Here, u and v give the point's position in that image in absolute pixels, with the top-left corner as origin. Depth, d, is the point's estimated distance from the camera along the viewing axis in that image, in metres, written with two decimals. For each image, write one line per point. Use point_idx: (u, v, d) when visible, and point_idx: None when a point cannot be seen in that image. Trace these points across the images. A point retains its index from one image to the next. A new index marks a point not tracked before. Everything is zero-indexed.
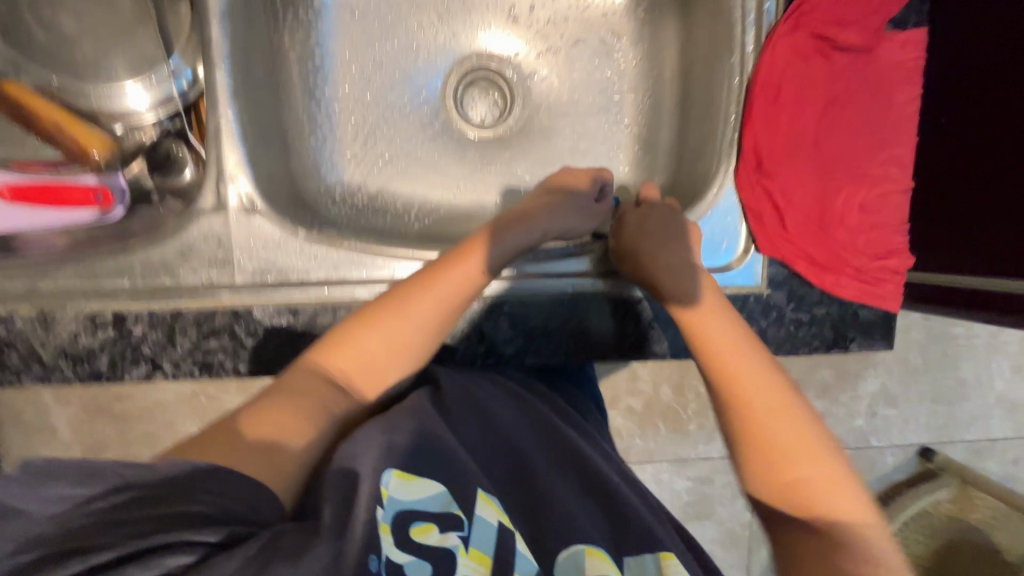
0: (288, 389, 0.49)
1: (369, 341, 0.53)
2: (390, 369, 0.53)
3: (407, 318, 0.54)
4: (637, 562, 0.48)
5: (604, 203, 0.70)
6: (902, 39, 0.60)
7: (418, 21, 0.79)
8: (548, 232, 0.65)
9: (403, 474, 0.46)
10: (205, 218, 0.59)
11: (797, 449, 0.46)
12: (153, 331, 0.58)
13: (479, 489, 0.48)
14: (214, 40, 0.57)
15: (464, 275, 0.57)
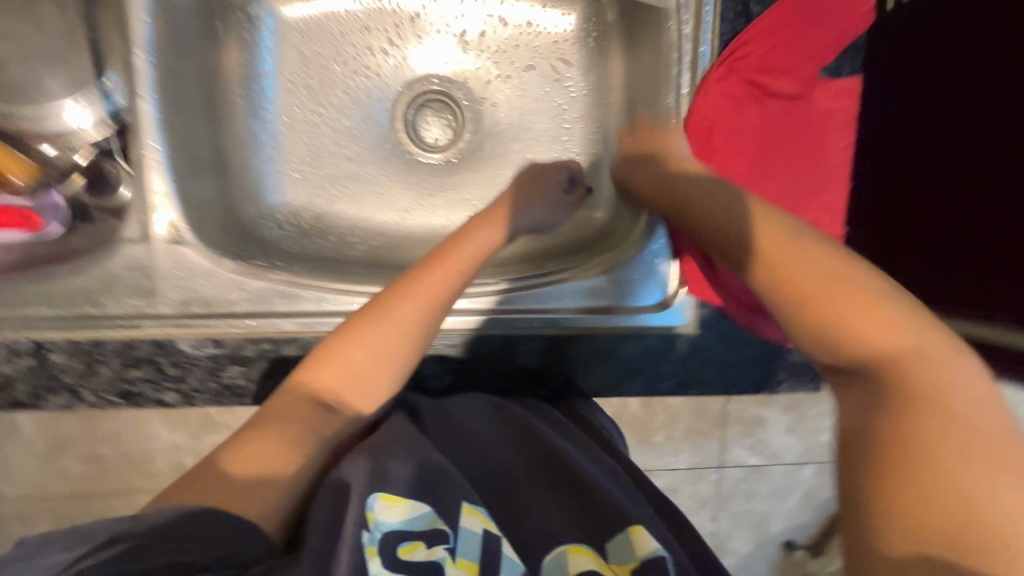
0: (276, 413, 0.48)
1: (353, 355, 0.51)
2: (377, 382, 0.51)
3: (392, 327, 0.51)
4: (614, 548, 0.47)
5: (578, 194, 0.69)
6: (836, 89, 0.60)
7: (367, 43, 0.77)
8: (521, 226, 0.64)
9: (389, 496, 0.45)
10: (129, 247, 0.58)
11: (851, 319, 0.38)
12: (71, 361, 0.58)
13: (464, 501, 0.48)
14: (138, 68, 0.58)
15: (447, 272, 0.55)
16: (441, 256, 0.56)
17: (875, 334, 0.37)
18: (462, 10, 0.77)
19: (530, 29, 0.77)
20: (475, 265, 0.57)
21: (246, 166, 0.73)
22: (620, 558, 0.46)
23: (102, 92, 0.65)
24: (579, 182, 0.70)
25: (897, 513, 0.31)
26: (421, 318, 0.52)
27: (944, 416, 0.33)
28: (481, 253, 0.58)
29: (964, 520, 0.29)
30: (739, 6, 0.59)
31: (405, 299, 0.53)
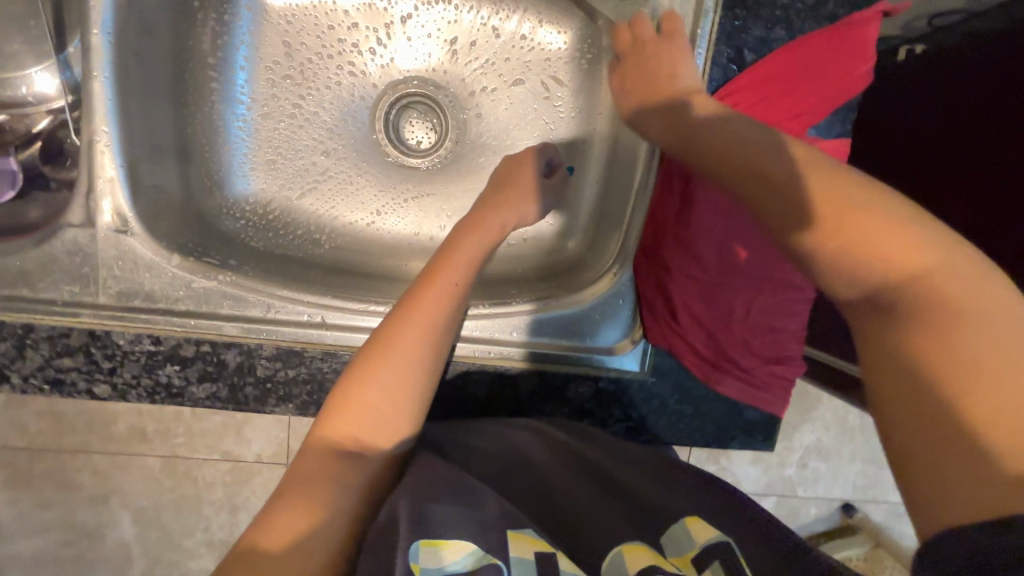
0: (303, 475, 0.46)
1: (368, 394, 0.50)
2: (399, 412, 0.50)
3: (404, 356, 0.51)
4: (674, 541, 0.45)
5: (559, 176, 0.67)
6: (823, 148, 0.57)
7: (352, 38, 0.73)
8: (509, 224, 0.62)
9: (429, 541, 0.39)
10: (71, 231, 0.56)
11: (862, 243, 0.38)
12: (2, 342, 0.56)
13: (507, 530, 0.42)
14: (93, 46, 0.55)
15: (445, 289, 0.54)
16: (435, 273, 0.55)
17: (901, 259, 0.36)
18: (456, 16, 0.74)
19: (523, 42, 0.74)
20: (473, 274, 0.56)
21: (207, 152, 0.69)
22: (680, 551, 0.44)
23: (64, 62, 0.62)
24: (558, 168, 0.68)
25: (926, 434, 0.32)
26: (429, 340, 0.52)
27: (962, 329, 0.33)
28: (477, 260, 0.57)
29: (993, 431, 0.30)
30: (732, 52, 0.57)
31: (406, 326, 0.52)
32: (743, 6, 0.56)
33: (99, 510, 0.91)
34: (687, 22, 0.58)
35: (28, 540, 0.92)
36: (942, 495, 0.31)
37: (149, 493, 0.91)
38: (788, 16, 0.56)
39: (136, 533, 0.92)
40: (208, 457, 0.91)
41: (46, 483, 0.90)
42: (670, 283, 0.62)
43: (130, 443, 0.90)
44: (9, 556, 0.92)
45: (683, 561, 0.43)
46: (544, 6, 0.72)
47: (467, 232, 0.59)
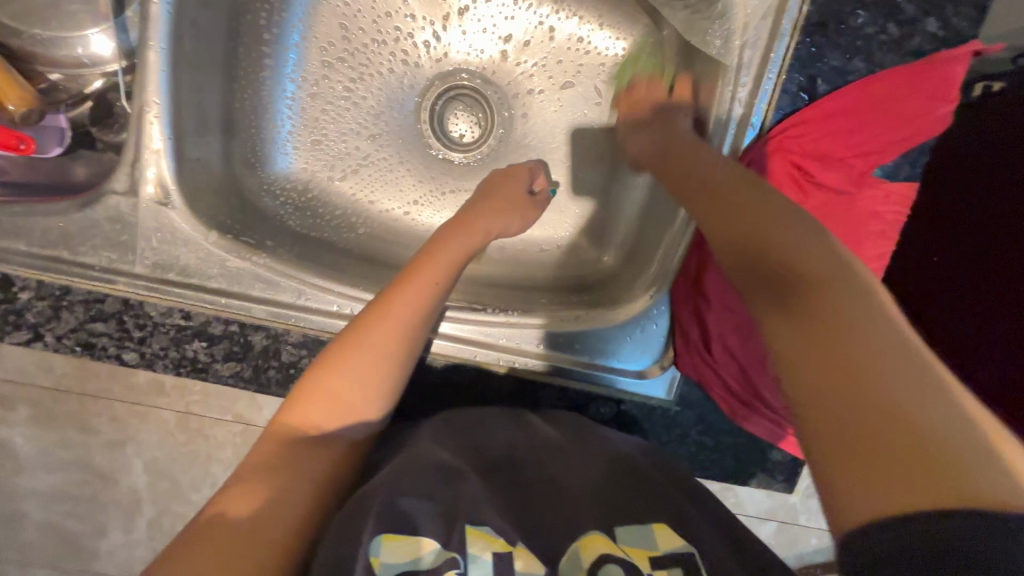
0: (270, 461, 0.47)
1: (336, 386, 0.50)
2: (366, 404, 0.51)
3: (378, 351, 0.51)
4: (630, 535, 0.46)
5: (542, 194, 0.69)
6: (886, 190, 0.56)
7: (408, 25, 0.72)
8: (492, 231, 0.63)
9: (391, 535, 0.40)
10: (114, 199, 0.56)
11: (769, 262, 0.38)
12: (39, 302, 0.57)
13: (468, 524, 0.42)
14: (151, 15, 0.54)
15: (426, 287, 0.54)
16: (413, 270, 0.55)
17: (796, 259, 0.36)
18: (514, 12, 0.71)
19: (579, 45, 0.71)
20: (451, 275, 0.57)
21: (251, 127, 0.69)
22: (633, 543, 0.45)
23: (120, 26, 0.62)
24: (541, 185, 0.70)
25: (840, 443, 0.29)
26: (405, 336, 0.52)
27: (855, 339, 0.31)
28: (454, 263, 0.57)
29: (910, 458, 0.27)
30: (804, 80, 0.54)
31: (384, 321, 0.52)
32: (822, 32, 0.53)
33: (113, 455, 0.93)
34: (759, 45, 0.53)
35: (48, 476, 0.95)
36: (861, 493, 0.27)
37: (163, 446, 0.93)
38: (869, 47, 0.53)
39: (149, 483, 0.95)
40: (220, 417, 0.92)
41: (68, 425, 0.91)
42: (707, 312, 0.59)
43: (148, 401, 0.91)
44: (29, 488, 0.95)
45: (637, 552, 0.44)
46: (606, 8, 0.69)
47: (446, 235, 0.59)
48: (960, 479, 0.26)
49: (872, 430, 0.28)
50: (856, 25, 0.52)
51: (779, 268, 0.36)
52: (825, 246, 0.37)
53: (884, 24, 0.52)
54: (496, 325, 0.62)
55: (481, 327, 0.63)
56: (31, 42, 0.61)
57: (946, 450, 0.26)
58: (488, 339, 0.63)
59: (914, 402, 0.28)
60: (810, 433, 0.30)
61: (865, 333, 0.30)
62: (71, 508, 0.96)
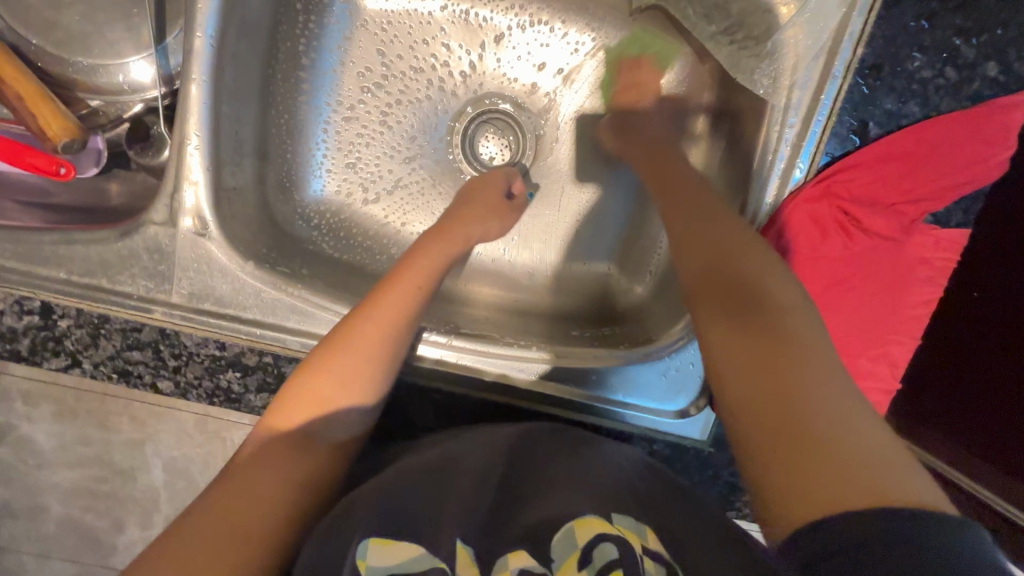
0: (263, 456, 0.47)
1: (324, 389, 0.49)
2: (359, 410, 0.50)
3: (365, 358, 0.50)
4: (627, 520, 0.43)
5: (520, 198, 0.69)
6: (937, 237, 0.54)
7: (444, 50, 0.72)
8: (472, 237, 0.63)
9: (380, 539, 0.40)
10: (153, 228, 0.56)
11: (726, 276, 0.43)
12: (77, 329, 0.57)
13: (456, 540, 0.42)
14: (195, 47, 0.54)
15: (409, 290, 0.54)
16: (400, 274, 0.55)
17: (755, 288, 0.42)
18: (549, 40, 0.71)
19: (615, 73, 0.71)
20: (432, 278, 0.56)
21: (285, 150, 0.68)
22: (628, 527, 0.43)
23: (162, 52, 0.62)
24: (520, 190, 0.70)
25: (790, 449, 0.34)
26: (391, 336, 0.52)
27: (795, 365, 0.37)
28: (437, 268, 0.58)
29: (853, 468, 0.32)
30: (856, 122, 0.52)
31: (366, 330, 0.51)
32: (877, 75, 0.51)
33: (133, 454, 0.94)
34: (810, 86, 0.52)
35: (69, 477, 0.95)
36: (811, 497, 0.32)
37: (181, 446, 0.93)
38: (925, 91, 0.51)
39: (166, 481, 0.95)
40: (237, 419, 0.92)
41: (89, 422, 0.91)
42: None
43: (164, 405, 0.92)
44: (49, 484, 0.96)
45: (630, 534, 0.42)
46: (645, 36, 0.69)
47: (426, 242, 0.59)
48: (885, 487, 0.31)
49: (818, 437, 0.33)
50: (912, 69, 0.51)
51: (735, 295, 0.42)
52: (775, 286, 0.42)
53: (942, 68, 0.50)
54: (528, 363, 0.61)
55: (513, 366, 0.61)
56: (71, 68, 0.61)
57: (875, 464, 0.32)
58: (516, 373, 0.61)
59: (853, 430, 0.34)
60: (761, 443, 0.35)
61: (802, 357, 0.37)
62: (88, 504, 0.97)
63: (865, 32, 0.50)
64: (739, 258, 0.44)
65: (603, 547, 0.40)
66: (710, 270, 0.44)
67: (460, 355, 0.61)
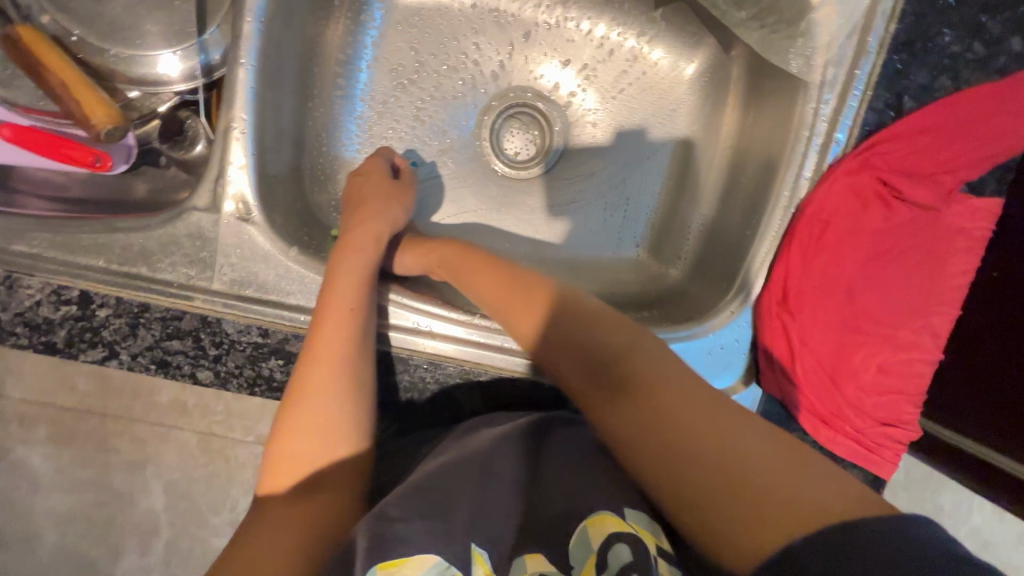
0: (270, 516, 0.46)
1: (297, 443, 0.49)
2: (356, 422, 0.51)
3: (325, 393, 0.50)
4: (641, 517, 0.43)
5: (406, 172, 0.67)
6: (973, 206, 0.55)
7: (475, 47, 0.74)
8: (380, 233, 0.60)
9: (388, 563, 0.37)
10: (195, 215, 0.56)
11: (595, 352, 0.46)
12: (116, 318, 0.56)
13: (473, 544, 0.42)
14: (244, 33, 0.54)
15: (343, 317, 0.52)
16: (325, 305, 0.53)
17: (624, 356, 0.45)
18: (574, 37, 0.73)
19: (642, 66, 0.73)
20: (368, 289, 0.55)
21: (320, 143, 0.69)
22: (641, 524, 0.43)
23: (201, 46, 0.62)
24: (403, 165, 0.68)
25: (719, 500, 0.36)
26: (346, 357, 0.51)
27: (685, 421, 0.40)
28: (364, 279, 0.56)
29: (765, 493, 0.35)
30: (890, 97, 0.54)
31: (310, 373, 0.51)
32: (909, 51, 0.53)
33: (134, 476, 0.90)
34: (845, 62, 0.54)
35: (65, 501, 0.91)
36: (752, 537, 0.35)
37: (184, 467, 0.91)
38: (955, 66, 0.53)
39: (166, 504, 0.92)
40: (243, 437, 0.92)
41: (100, 431, 0.88)
42: (794, 327, 0.57)
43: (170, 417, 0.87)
44: (42, 510, 0.91)
45: (645, 532, 0.42)
46: (670, 29, 0.71)
47: (340, 259, 0.56)
48: (803, 496, 0.35)
49: (733, 482, 0.37)
50: (942, 44, 0.53)
51: (615, 371, 0.44)
52: (642, 349, 0.45)
53: (970, 43, 0.53)
54: None
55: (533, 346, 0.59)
56: (110, 59, 0.62)
57: (787, 480, 0.36)
58: None
59: (756, 450, 0.38)
60: (693, 502, 0.38)
61: (684, 401, 0.41)
62: (84, 532, 0.92)
63: (896, 10, 0.53)
64: (601, 331, 0.47)
65: (620, 546, 0.40)
66: (589, 348, 0.46)
67: (503, 338, 0.60)
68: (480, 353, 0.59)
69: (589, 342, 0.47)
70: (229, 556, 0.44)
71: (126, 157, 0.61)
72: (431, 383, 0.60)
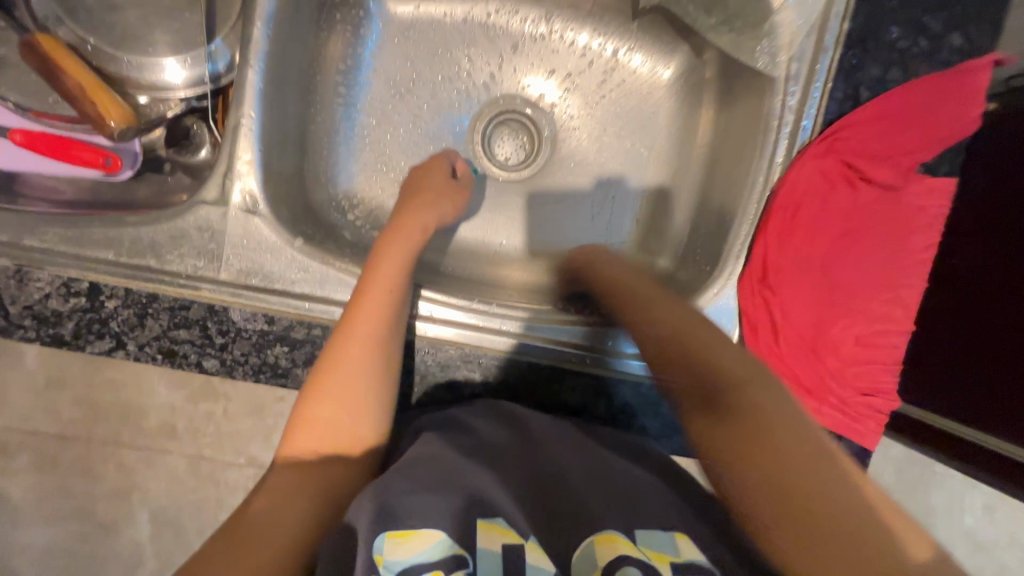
0: (279, 482, 0.49)
1: (319, 411, 0.51)
2: (380, 397, 0.53)
3: (353, 368, 0.52)
4: (650, 538, 0.45)
5: (464, 174, 0.71)
6: (929, 185, 0.60)
7: (467, 58, 0.78)
8: (429, 224, 0.64)
9: (396, 533, 0.39)
10: (203, 208, 0.58)
11: (721, 366, 0.50)
12: (124, 310, 0.57)
13: (479, 519, 0.42)
14: (254, 38, 0.58)
15: (381, 296, 0.55)
16: (366, 284, 0.56)
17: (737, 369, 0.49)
18: (558, 48, 0.79)
19: (623, 72, 0.78)
20: (407, 273, 0.58)
21: (322, 146, 0.73)
22: (652, 547, 0.44)
23: (207, 54, 0.65)
24: (462, 167, 0.72)
25: (795, 519, 0.40)
26: (380, 334, 0.54)
27: (784, 448, 0.43)
28: (402, 263, 0.59)
29: (848, 534, 0.39)
30: (849, 89, 0.60)
31: (343, 347, 0.53)
32: (862, 47, 0.59)
33: (120, 504, 0.92)
34: (806, 58, 0.59)
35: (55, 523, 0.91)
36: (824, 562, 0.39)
37: (172, 493, 0.92)
38: (904, 58, 0.59)
39: (151, 534, 0.93)
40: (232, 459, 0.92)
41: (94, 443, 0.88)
42: (776, 301, 0.61)
43: (158, 440, 0.89)
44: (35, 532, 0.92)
45: (657, 556, 0.43)
46: (646, 36, 0.76)
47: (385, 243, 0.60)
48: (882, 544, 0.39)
49: (814, 513, 0.40)
50: (891, 39, 0.59)
51: (728, 386, 0.48)
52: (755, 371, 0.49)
53: (916, 39, 0.59)
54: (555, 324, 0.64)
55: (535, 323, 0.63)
56: (121, 66, 0.65)
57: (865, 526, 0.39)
58: (553, 338, 0.63)
59: (844, 491, 0.41)
60: (782, 523, 0.41)
61: (786, 433, 0.44)
62: (69, 563, 0.94)
63: (848, 10, 0.59)
64: (729, 351, 0.51)
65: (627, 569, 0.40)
66: (715, 361, 0.50)
67: (501, 321, 0.63)
68: (478, 334, 0.62)
69: (703, 363, 0.50)
70: (234, 527, 0.46)
71: (133, 159, 0.64)
72: (430, 367, 0.62)
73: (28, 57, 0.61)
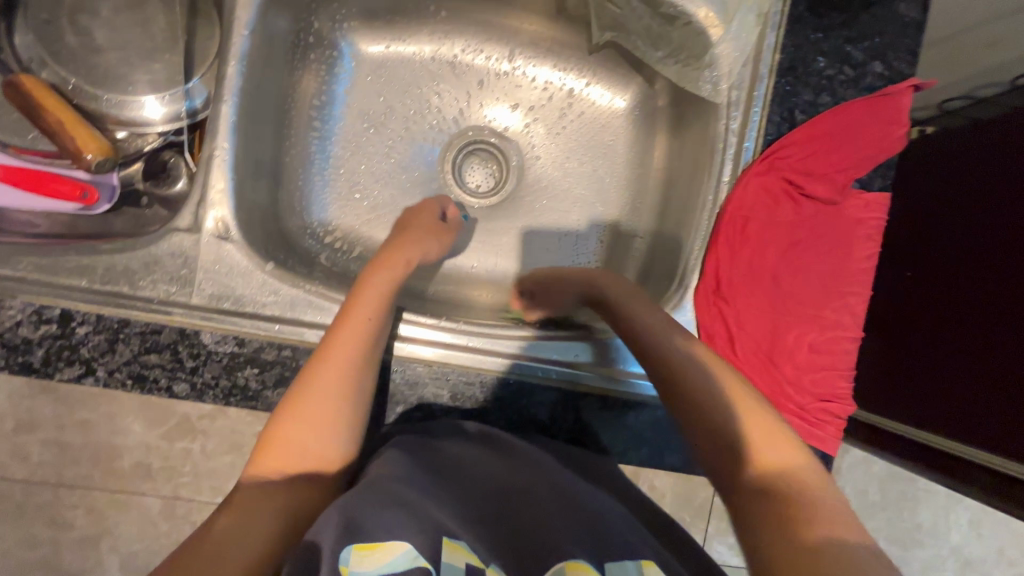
0: (242, 504, 0.48)
1: (290, 439, 0.52)
2: (349, 423, 0.54)
3: (322, 393, 0.53)
4: (618, 568, 0.44)
5: (453, 219, 0.75)
6: (866, 199, 0.65)
7: (436, 93, 0.83)
8: (415, 259, 0.66)
9: (364, 545, 0.38)
10: (177, 235, 0.60)
11: (704, 406, 0.48)
12: (94, 335, 0.58)
13: (445, 536, 0.42)
14: (227, 75, 0.62)
15: (359, 326, 0.56)
16: (346, 315, 0.57)
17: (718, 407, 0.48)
18: (521, 83, 0.83)
19: (583, 103, 0.83)
20: (386, 306, 0.59)
21: (297, 178, 0.76)
22: None
23: (185, 92, 0.69)
24: (453, 213, 0.75)
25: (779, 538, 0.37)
26: (353, 363, 0.55)
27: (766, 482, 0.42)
28: (382, 295, 0.60)
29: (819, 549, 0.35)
30: (784, 112, 0.65)
31: (316, 374, 0.54)
32: (793, 75, 0.64)
33: (88, 552, 0.90)
34: (744, 86, 0.65)
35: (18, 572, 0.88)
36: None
37: (143, 538, 0.90)
38: (832, 84, 0.64)
39: None
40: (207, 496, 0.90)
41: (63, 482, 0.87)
42: (730, 312, 0.64)
43: (131, 480, 0.88)
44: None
45: None
46: (602, 70, 0.81)
47: (369, 274, 0.62)
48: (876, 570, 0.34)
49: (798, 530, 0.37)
50: (819, 68, 0.64)
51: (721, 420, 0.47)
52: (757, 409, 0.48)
53: (841, 66, 0.64)
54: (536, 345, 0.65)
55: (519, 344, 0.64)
56: (102, 104, 0.68)
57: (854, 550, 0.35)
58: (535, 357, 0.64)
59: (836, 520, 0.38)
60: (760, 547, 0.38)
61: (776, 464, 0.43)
62: None
63: (779, 42, 0.64)
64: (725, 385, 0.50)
65: None
66: (699, 393, 0.49)
67: (469, 338, 0.65)
68: (448, 352, 0.64)
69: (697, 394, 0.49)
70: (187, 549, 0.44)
71: (110, 193, 0.66)
72: (401, 384, 0.63)
73: (9, 95, 0.64)
